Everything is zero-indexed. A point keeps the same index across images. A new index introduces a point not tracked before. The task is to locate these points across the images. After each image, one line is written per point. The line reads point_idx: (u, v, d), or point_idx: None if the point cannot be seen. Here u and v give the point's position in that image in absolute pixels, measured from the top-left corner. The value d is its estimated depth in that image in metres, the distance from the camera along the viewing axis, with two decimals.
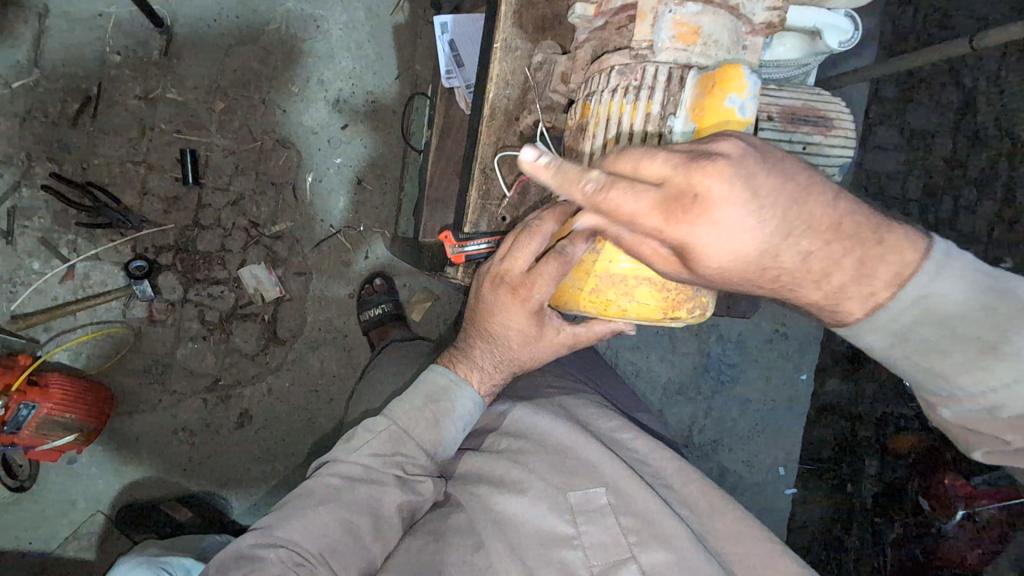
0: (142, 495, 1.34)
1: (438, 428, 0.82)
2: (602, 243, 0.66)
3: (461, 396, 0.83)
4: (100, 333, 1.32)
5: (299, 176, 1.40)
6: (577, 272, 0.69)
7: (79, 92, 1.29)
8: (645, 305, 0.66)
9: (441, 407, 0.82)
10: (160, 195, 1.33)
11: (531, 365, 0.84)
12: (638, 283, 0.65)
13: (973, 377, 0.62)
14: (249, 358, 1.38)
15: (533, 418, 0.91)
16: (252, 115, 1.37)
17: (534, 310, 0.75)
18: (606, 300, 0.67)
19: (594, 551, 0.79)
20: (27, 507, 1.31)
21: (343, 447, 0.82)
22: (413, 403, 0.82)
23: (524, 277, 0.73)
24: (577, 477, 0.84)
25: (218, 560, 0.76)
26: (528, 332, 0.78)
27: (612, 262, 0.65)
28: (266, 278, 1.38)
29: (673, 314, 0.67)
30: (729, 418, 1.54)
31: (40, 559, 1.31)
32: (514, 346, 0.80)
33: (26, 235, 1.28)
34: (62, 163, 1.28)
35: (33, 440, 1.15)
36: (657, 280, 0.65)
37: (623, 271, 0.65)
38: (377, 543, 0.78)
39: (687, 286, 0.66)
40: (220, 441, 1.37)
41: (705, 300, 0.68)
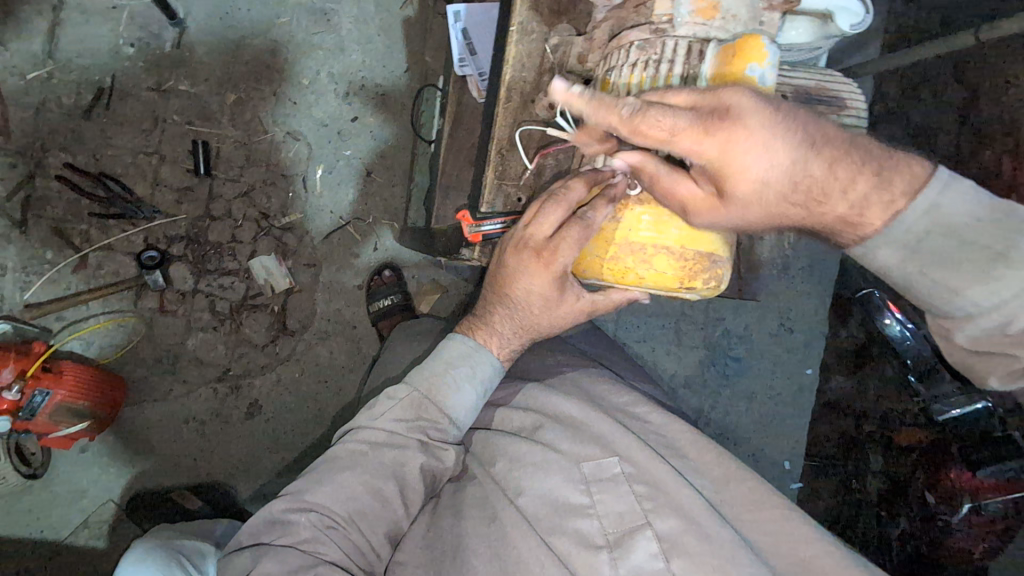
0: (152, 485, 1.35)
1: (460, 394, 0.83)
2: (623, 211, 0.69)
3: (480, 361, 0.84)
4: (113, 322, 1.32)
5: (309, 168, 1.41)
6: (597, 240, 0.71)
7: (92, 83, 1.30)
8: (662, 274, 0.69)
9: (462, 373, 0.83)
10: (172, 186, 1.34)
11: (551, 331, 0.85)
12: (656, 251, 0.69)
13: (985, 289, 0.63)
14: (260, 348, 1.39)
15: (546, 395, 0.93)
16: (263, 107, 1.38)
17: (557, 275, 0.76)
18: (624, 267, 0.70)
19: (609, 519, 0.79)
20: (38, 497, 1.31)
21: (365, 414, 0.83)
22: (434, 370, 0.83)
23: (548, 239, 0.74)
24: (590, 447, 0.85)
25: (248, 526, 0.78)
26: (550, 297, 0.79)
27: (635, 228, 0.69)
28: (277, 269, 1.39)
29: (690, 283, 0.70)
30: (736, 409, 1.55)
31: (51, 548, 1.31)
32: (535, 312, 0.81)
33: (39, 224, 1.29)
34: (75, 154, 1.29)
35: (48, 426, 1.15)
36: (675, 249, 0.69)
37: (642, 239, 0.69)
38: (401, 507, 0.79)
39: (702, 256, 0.69)
40: (231, 430, 1.38)
41: (720, 271, 0.71)
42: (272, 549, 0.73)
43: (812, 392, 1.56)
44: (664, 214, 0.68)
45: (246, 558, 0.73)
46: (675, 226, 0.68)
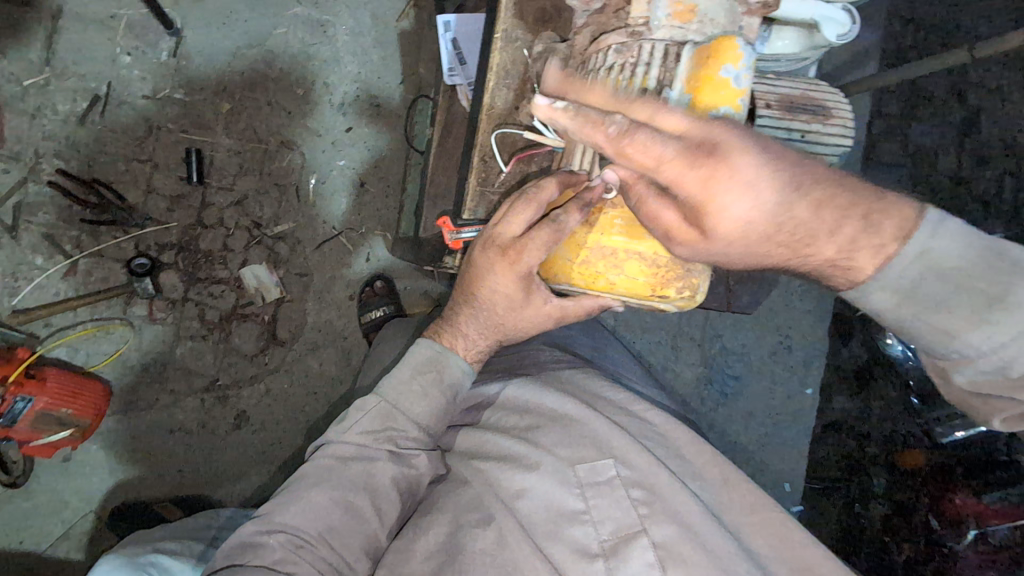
0: (137, 496, 1.33)
1: (429, 400, 0.81)
2: (596, 216, 0.70)
3: (450, 364, 0.82)
4: (100, 329, 1.31)
5: (302, 177, 1.42)
6: (568, 243, 0.72)
7: (88, 91, 1.30)
8: (632, 280, 0.70)
9: (431, 380, 0.81)
10: (165, 194, 1.34)
11: (518, 334, 0.83)
12: (627, 257, 0.70)
13: (984, 335, 0.64)
14: (249, 358, 1.39)
15: (538, 396, 0.90)
16: (257, 117, 1.39)
17: (522, 274, 0.75)
18: (595, 273, 0.71)
19: (605, 524, 0.76)
20: (21, 506, 1.29)
21: (334, 428, 0.80)
22: (403, 376, 0.81)
23: (520, 240, 0.73)
24: (584, 449, 0.82)
25: (221, 551, 0.75)
26: (515, 297, 0.78)
27: (605, 232, 0.70)
28: (267, 278, 1.40)
29: (661, 291, 0.71)
30: (735, 428, 1.52)
31: (31, 560, 1.28)
32: (500, 311, 0.79)
33: (30, 230, 1.27)
34: (69, 160, 1.29)
35: (29, 433, 1.13)
36: (647, 255, 0.69)
37: (614, 244, 0.70)
38: (377, 520, 0.76)
39: (677, 264, 0.70)
40: (217, 440, 1.37)
41: (695, 281, 0.71)
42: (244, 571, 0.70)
43: (812, 412, 1.51)
44: (637, 221, 0.69)
45: None
46: (648, 233, 0.69)
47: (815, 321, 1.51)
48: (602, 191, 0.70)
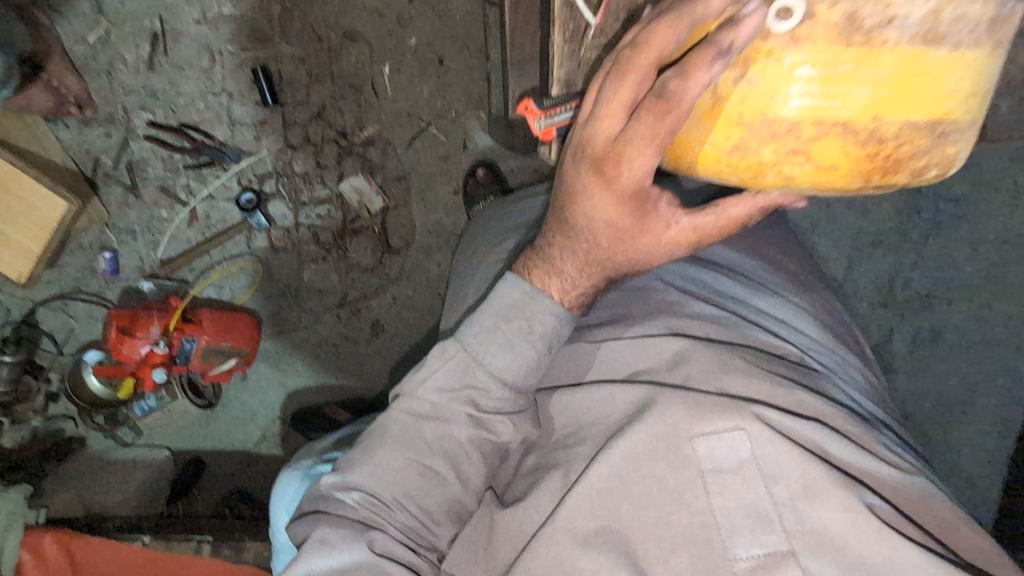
0: (310, 401, 1.48)
1: (512, 352, 0.72)
2: (762, 62, 0.50)
3: (538, 310, 0.71)
4: (234, 266, 1.38)
5: (375, 71, 1.29)
6: (714, 120, 0.54)
7: (145, 31, 1.23)
8: (826, 164, 0.52)
9: (516, 327, 0.72)
10: (248, 122, 1.29)
11: (629, 269, 0.69)
12: (823, 132, 0.51)
13: None
14: (369, 271, 1.41)
15: (661, 359, 0.78)
16: (311, 12, 1.25)
17: (630, 190, 0.61)
18: (761, 163, 0.54)
19: (738, 531, 0.66)
20: (223, 422, 1.46)
21: (408, 382, 0.76)
22: (484, 324, 0.73)
23: (619, 144, 0.58)
24: (711, 418, 0.70)
25: (309, 494, 0.77)
26: (621, 218, 0.64)
27: (786, 90, 0.50)
28: (368, 188, 1.36)
29: (886, 174, 0.53)
30: (954, 264, 1.32)
31: (244, 458, 1.48)
32: (605, 238, 0.66)
33: (148, 186, 1.31)
34: (155, 110, 1.27)
35: (204, 366, 1.27)
36: (852, 124, 0.50)
37: (791, 116, 0.51)
38: (457, 483, 0.73)
39: (921, 127, 0.51)
40: (361, 351, 1.47)
41: (937, 148, 0.53)
42: (331, 522, 0.72)
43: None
44: (840, 70, 0.48)
45: (303, 526, 0.75)
46: (863, 87, 0.49)
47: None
48: (771, 17, 0.48)
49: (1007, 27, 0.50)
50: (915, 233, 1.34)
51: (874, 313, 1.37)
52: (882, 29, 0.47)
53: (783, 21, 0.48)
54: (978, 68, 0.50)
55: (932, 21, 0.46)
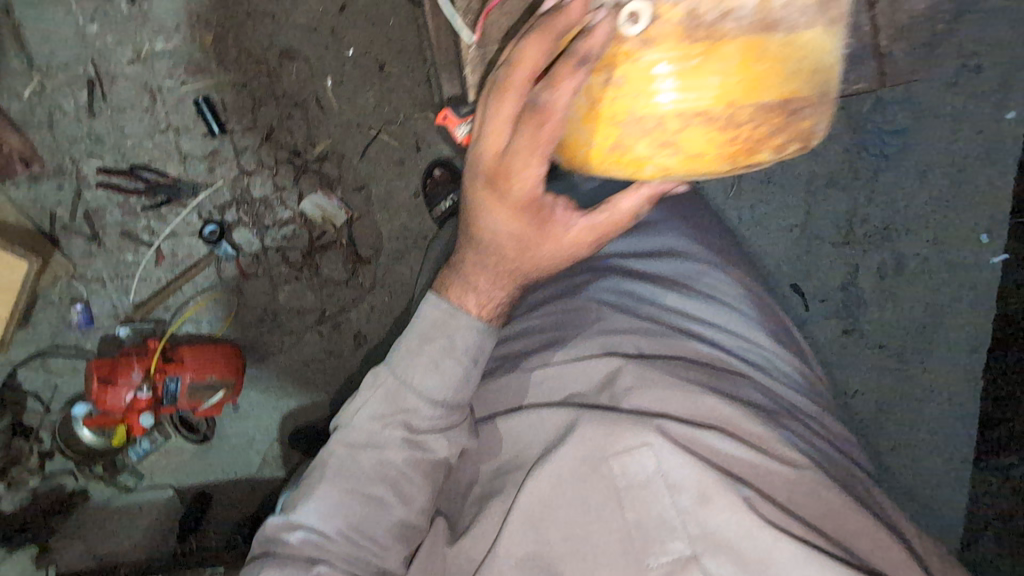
0: (305, 420, 1.49)
1: (439, 370, 0.74)
2: (624, 66, 0.53)
3: (459, 324, 0.74)
4: (210, 299, 1.39)
5: (318, 85, 1.29)
6: (591, 121, 0.57)
7: (80, 78, 1.22)
8: (694, 155, 0.56)
9: (440, 344, 0.74)
10: (198, 155, 1.29)
11: (538, 275, 0.74)
12: (687, 123, 0.54)
13: None
14: (343, 284, 1.42)
15: (581, 376, 0.82)
16: (244, 36, 1.25)
17: (523, 203, 0.66)
18: (638, 159, 0.57)
19: (647, 543, 0.71)
20: (221, 454, 1.46)
21: (345, 414, 0.79)
22: (410, 346, 0.75)
23: (507, 160, 0.62)
24: (622, 436, 0.74)
25: (258, 536, 0.80)
26: (520, 230, 0.68)
27: (648, 90, 0.53)
28: (328, 204, 1.36)
29: (750, 154, 0.56)
30: (908, 192, 1.37)
31: (246, 487, 1.47)
32: (510, 249, 0.70)
33: (109, 231, 1.30)
34: (103, 156, 1.26)
35: (193, 404, 1.27)
36: (712, 115, 0.53)
37: (661, 112, 0.54)
38: (400, 505, 0.76)
39: (772, 108, 0.54)
40: (347, 364, 1.47)
41: (798, 126, 0.56)
42: (273, 564, 0.74)
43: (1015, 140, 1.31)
44: (692, 65, 0.52)
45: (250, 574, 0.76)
46: (713, 75, 0.52)
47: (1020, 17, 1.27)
48: (624, 23, 0.51)
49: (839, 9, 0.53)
50: (865, 169, 1.39)
51: (838, 252, 1.42)
52: (720, 25, 0.50)
53: (634, 25, 0.51)
54: (819, 50, 0.54)
55: (765, 9, 0.50)
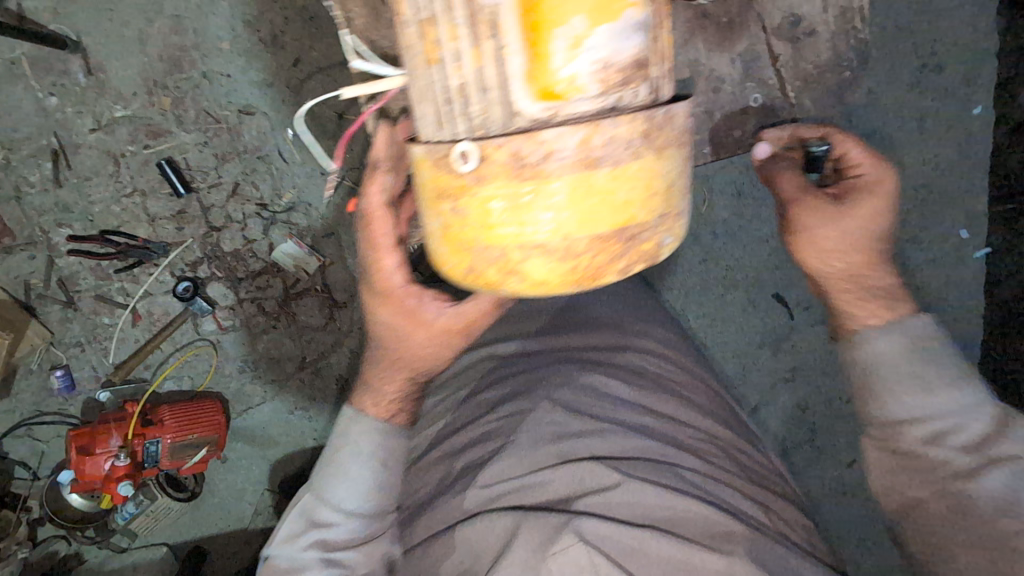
0: (295, 466, 1.49)
1: (345, 482, 0.91)
2: (463, 199, 0.56)
3: (356, 437, 0.92)
4: (189, 354, 1.39)
5: (279, 138, 1.30)
6: (448, 243, 0.60)
7: (44, 150, 1.24)
8: (544, 277, 0.56)
9: (343, 457, 0.92)
10: (166, 215, 1.31)
11: (427, 362, 0.92)
12: (529, 254, 0.55)
13: (935, 397, 0.87)
14: (322, 329, 1.42)
15: (523, 479, 0.90)
16: (201, 95, 1.26)
17: (391, 299, 0.83)
18: (492, 279, 0.58)
19: None
20: (214, 506, 1.48)
21: (274, 544, 0.94)
22: (325, 468, 0.93)
23: (368, 262, 0.83)
24: (557, 541, 0.81)
25: None
26: (396, 323, 0.86)
27: (484, 222, 0.56)
28: (300, 251, 1.36)
29: (596, 280, 0.57)
30: None
31: (243, 535, 1.49)
32: (392, 340, 0.88)
33: (84, 296, 1.32)
34: (72, 224, 1.28)
35: (176, 463, 1.27)
36: (554, 243, 0.55)
37: (508, 238, 0.55)
38: None
39: (607, 236, 0.55)
40: (333, 408, 1.47)
41: (644, 244, 0.58)
42: None
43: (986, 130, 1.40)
44: (523, 199, 0.54)
45: None
46: (542, 212, 0.54)
47: (976, 21, 1.34)
48: (456, 161, 0.55)
49: (672, 127, 0.57)
50: None
51: None
52: (545, 166, 0.53)
53: (464, 163, 0.55)
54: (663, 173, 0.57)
55: (584, 148, 0.52)
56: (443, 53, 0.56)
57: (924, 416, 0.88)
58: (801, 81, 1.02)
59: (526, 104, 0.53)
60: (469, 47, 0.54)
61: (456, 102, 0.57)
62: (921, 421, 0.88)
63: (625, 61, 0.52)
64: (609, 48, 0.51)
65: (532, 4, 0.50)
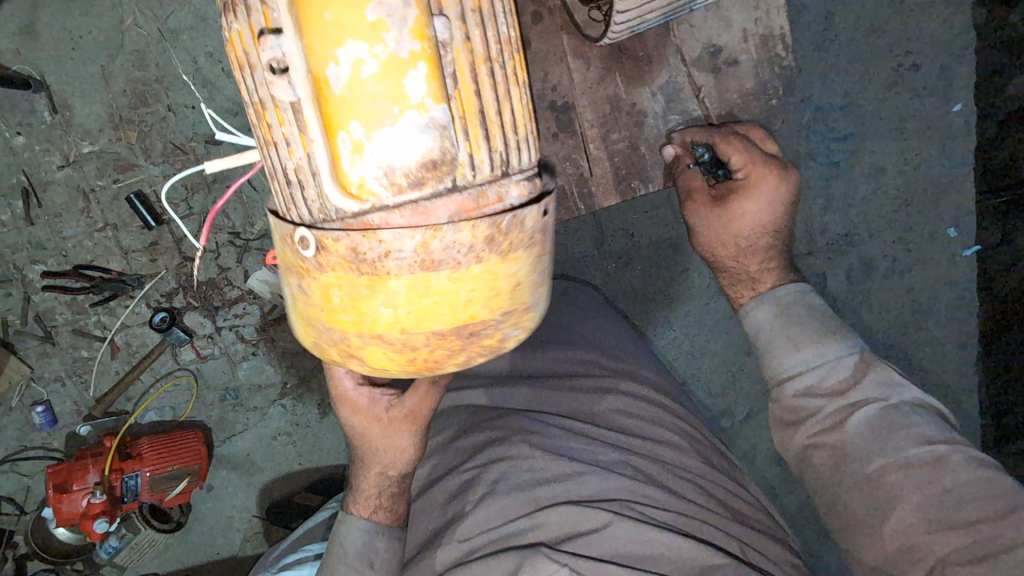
0: (282, 492, 1.50)
1: None
2: (307, 281, 0.62)
3: (347, 534, 0.95)
4: (170, 383, 1.40)
5: (248, 166, 1.30)
6: (300, 316, 0.66)
7: (14, 188, 1.25)
8: (379, 361, 0.63)
9: (336, 555, 0.94)
10: (139, 248, 1.31)
11: (398, 457, 0.94)
12: (364, 339, 0.62)
13: (808, 356, 0.99)
14: (301, 354, 1.43)
15: (494, 518, 0.87)
16: (167, 128, 1.26)
17: (353, 396, 0.88)
18: (336, 355, 0.65)
19: None
20: (202, 535, 1.48)
21: None
22: (322, 574, 0.94)
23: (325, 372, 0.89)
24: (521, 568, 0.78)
25: None
26: (362, 413, 0.90)
27: (328, 305, 0.62)
28: (272, 277, 1.32)
29: (433, 369, 0.63)
30: (865, 197, 1.41)
31: (233, 562, 1.49)
32: (359, 434, 0.92)
33: (61, 331, 1.32)
34: (45, 260, 1.29)
35: (157, 495, 1.28)
36: (392, 336, 0.60)
37: (348, 324, 0.61)
38: None
39: (443, 333, 0.60)
40: (317, 432, 1.48)
41: (483, 344, 0.63)
42: None
43: (971, 127, 1.36)
44: (360, 292, 0.59)
45: None
46: (380, 305, 0.59)
47: (953, 20, 1.31)
48: (300, 248, 0.60)
49: (524, 231, 0.60)
50: (818, 179, 1.40)
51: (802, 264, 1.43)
52: (382, 264, 0.57)
53: (306, 248, 0.60)
54: (504, 281, 0.61)
55: (421, 252, 0.57)
56: (276, 136, 0.56)
57: (800, 373, 0.99)
58: (728, 110, 1.02)
59: (334, 198, 0.55)
60: (296, 133, 0.55)
61: (294, 184, 0.58)
62: (801, 375, 0.99)
63: (415, 164, 0.53)
64: (397, 156, 0.53)
65: (325, 105, 0.53)
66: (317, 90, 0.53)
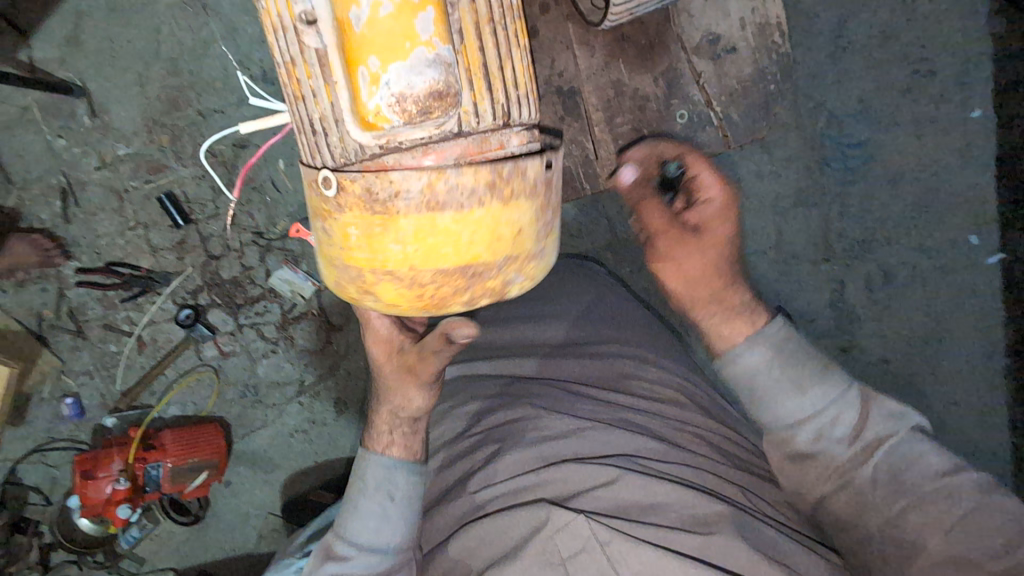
0: (298, 490, 1.51)
1: (363, 516, 0.93)
2: (330, 223, 0.67)
3: (370, 468, 0.95)
4: (192, 379, 1.43)
5: (272, 169, 1.36)
6: (322, 259, 0.71)
7: (54, 188, 1.32)
8: (393, 298, 0.67)
9: (360, 487, 0.95)
10: (167, 246, 1.37)
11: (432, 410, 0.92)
12: (379, 279, 0.66)
13: (806, 401, 0.98)
14: (319, 352, 1.46)
15: (502, 478, 0.91)
16: (197, 132, 1.32)
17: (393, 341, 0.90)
18: (354, 295, 0.70)
19: None
20: (219, 531, 1.50)
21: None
22: (347, 503, 0.96)
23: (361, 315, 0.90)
24: (520, 527, 0.83)
25: None
26: (397, 359, 0.91)
27: (346, 244, 0.67)
28: (295, 277, 1.41)
29: (440, 306, 0.68)
30: (883, 201, 1.40)
31: (249, 559, 1.51)
32: (396, 382, 0.91)
33: (92, 325, 1.38)
34: (79, 257, 1.35)
35: (178, 487, 1.31)
36: (402, 273, 0.65)
37: (363, 264, 0.66)
38: None
39: (449, 272, 0.65)
40: (333, 431, 1.50)
41: (486, 284, 0.68)
42: None
43: (990, 134, 1.35)
44: (375, 231, 0.64)
45: None
46: (392, 244, 0.64)
47: (969, 26, 1.31)
48: (323, 189, 0.66)
49: (522, 177, 0.65)
50: (833, 185, 1.40)
51: (818, 269, 1.43)
52: (394, 203, 0.63)
53: (328, 189, 0.65)
54: (505, 224, 0.66)
55: (428, 193, 0.62)
56: (305, 90, 0.63)
57: (804, 418, 0.98)
58: (727, 96, 1.06)
59: (354, 133, 0.59)
60: (323, 84, 0.62)
61: (320, 132, 0.64)
62: (805, 420, 0.98)
63: (421, 92, 0.56)
64: (408, 82, 0.56)
65: (346, 47, 0.57)
66: (340, 33, 0.57)
